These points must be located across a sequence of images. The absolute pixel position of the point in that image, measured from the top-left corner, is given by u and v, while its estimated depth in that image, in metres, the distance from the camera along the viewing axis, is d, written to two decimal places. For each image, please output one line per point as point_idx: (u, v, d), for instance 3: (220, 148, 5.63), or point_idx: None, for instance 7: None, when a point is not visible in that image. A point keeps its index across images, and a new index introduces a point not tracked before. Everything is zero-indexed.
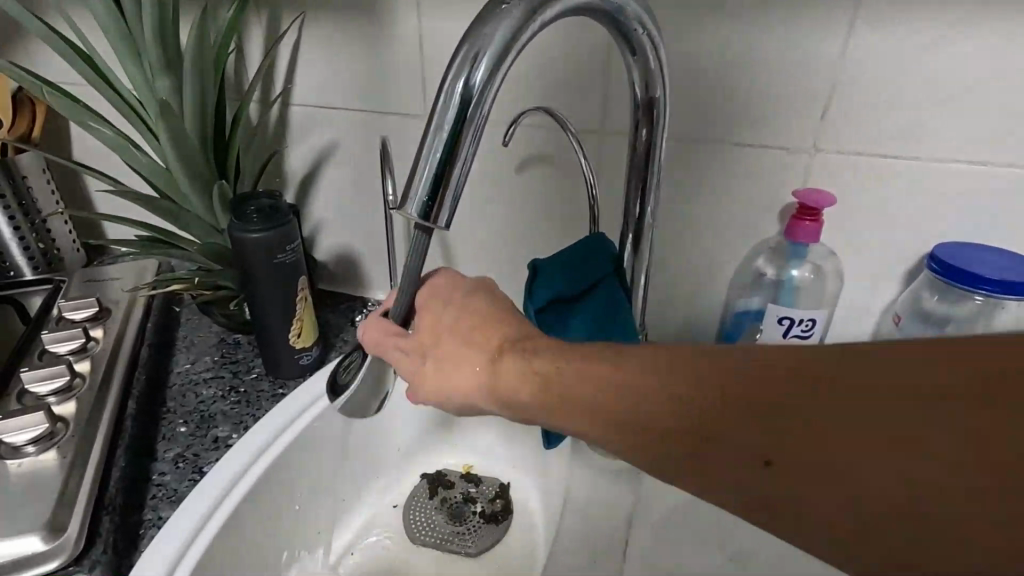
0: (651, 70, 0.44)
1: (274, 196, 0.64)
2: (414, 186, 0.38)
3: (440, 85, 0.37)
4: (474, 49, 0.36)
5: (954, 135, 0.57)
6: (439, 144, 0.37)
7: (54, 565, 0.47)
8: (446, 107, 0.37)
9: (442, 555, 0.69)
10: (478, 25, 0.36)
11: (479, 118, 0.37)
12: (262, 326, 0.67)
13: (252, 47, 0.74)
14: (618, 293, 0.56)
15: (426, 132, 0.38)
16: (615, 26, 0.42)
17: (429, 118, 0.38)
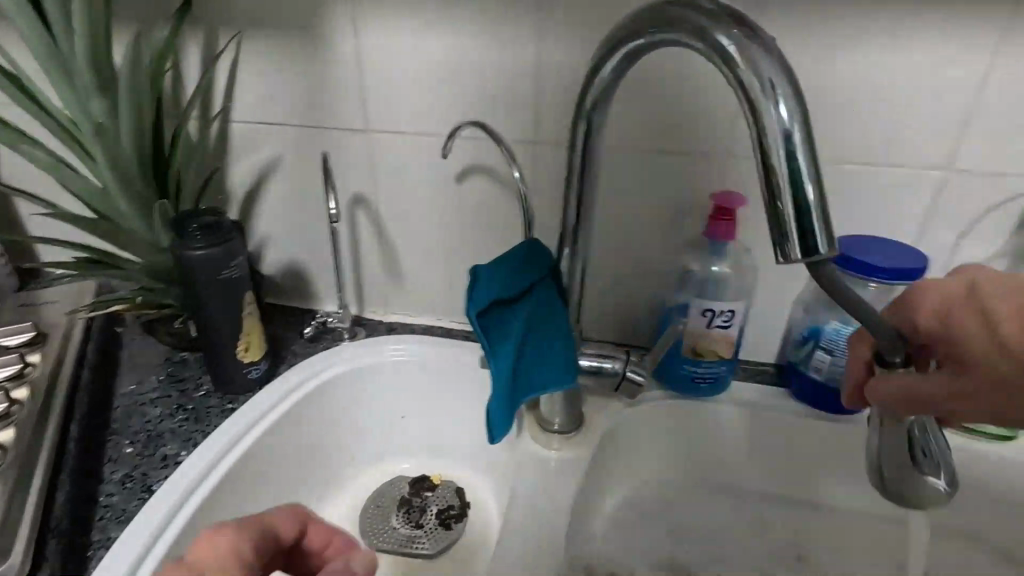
0: (603, 87, 0.46)
1: (217, 213, 0.65)
2: (819, 234, 0.36)
3: (762, 136, 0.37)
4: (775, 102, 0.36)
5: (854, 138, 0.61)
6: (815, 193, 0.36)
7: None
8: (789, 161, 0.36)
9: (399, 558, 0.71)
10: (768, 72, 0.36)
11: (800, 170, 0.36)
12: (208, 343, 0.67)
13: (189, 64, 0.75)
14: (553, 296, 0.59)
15: (778, 181, 0.37)
16: (608, 42, 0.44)
17: (765, 165, 0.37)
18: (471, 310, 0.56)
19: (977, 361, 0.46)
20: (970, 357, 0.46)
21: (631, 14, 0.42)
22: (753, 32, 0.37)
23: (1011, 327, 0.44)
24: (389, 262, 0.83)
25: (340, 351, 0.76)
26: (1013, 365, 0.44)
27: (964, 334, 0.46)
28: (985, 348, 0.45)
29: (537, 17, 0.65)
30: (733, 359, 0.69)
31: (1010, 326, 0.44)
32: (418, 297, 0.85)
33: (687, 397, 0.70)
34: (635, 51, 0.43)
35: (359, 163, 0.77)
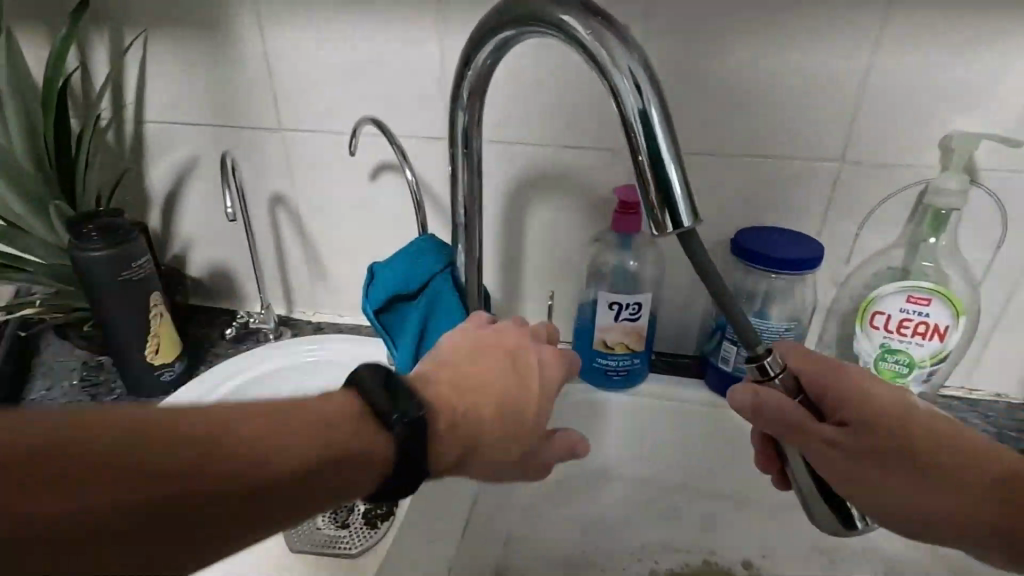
0: (477, 80, 0.46)
1: (116, 214, 0.64)
2: (682, 206, 0.37)
3: (623, 115, 0.37)
4: (629, 83, 0.36)
5: (751, 131, 0.62)
6: (676, 168, 0.37)
7: None
8: (649, 138, 0.36)
9: (321, 558, 0.71)
10: (619, 57, 0.37)
11: (661, 142, 0.36)
12: (113, 344, 0.67)
13: (96, 63, 0.74)
14: (447, 291, 0.57)
15: (639, 155, 0.37)
16: (476, 35, 0.44)
17: (629, 142, 0.37)
18: (366, 306, 0.58)
19: (905, 460, 0.46)
20: (895, 457, 0.46)
21: (494, 7, 0.42)
22: (608, 20, 0.37)
23: (956, 467, 0.45)
24: (314, 262, 0.83)
25: (259, 353, 0.75)
26: (916, 487, 0.45)
27: (912, 439, 0.46)
28: (915, 462, 0.45)
29: (437, 16, 0.65)
30: (645, 352, 0.69)
31: (946, 472, 0.45)
32: (343, 298, 0.85)
33: (601, 388, 0.71)
34: (505, 43, 0.43)
35: (274, 164, 0.77)
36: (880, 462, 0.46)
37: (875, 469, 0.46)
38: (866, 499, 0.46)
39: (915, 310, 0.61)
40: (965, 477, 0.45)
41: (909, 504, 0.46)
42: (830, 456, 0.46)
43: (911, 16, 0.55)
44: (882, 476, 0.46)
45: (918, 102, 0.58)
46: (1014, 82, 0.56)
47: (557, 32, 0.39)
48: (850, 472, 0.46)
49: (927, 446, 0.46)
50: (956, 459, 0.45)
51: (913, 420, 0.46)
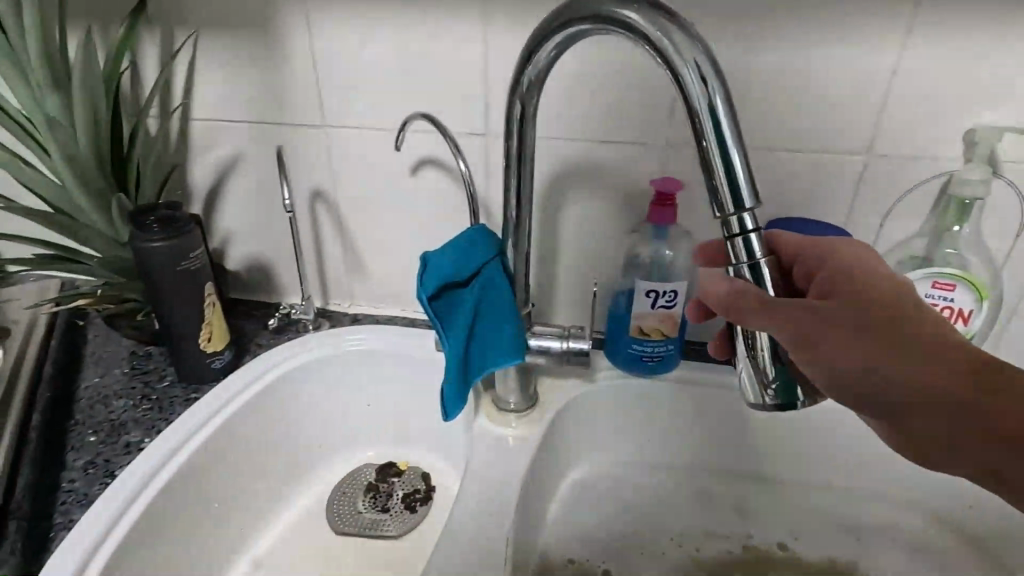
0: (536, 78, 0.49)
1: (175, 206, 0.67)
2: (744, 189, 0.41)
3: (690, 107, 0.40)
4: (695, 75, 0.40)
5: (783, 125, 0.65)
6: (738, 154, 0.40)
7: None
8: (714, 127, 0.40)
9: (365, 539, 0.73)
10: (687, 51, 0.39)
11: (727, 129, 0.40)
12: (169, 332, 0.69)
13: (146, 62, 0.76)
14: (499, 276, 0.61)
15: (705, 142, 0.40)
16: (540, 32, 0.46)
17: (695, 130, 0.41)
18: (421, 293, 0.59)
19: (898, 336, 0.43)
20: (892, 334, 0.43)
21: (560, 4, 0.44)
22: (674, 16, 0.40)
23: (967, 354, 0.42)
24: (352, 256, 0.86)
25: (304, 342, 0.77)
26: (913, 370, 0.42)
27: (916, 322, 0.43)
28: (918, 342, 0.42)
29: (481, 17, 0.68)
30: (678, 338, 0.72)
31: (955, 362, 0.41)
32: (380, 290, 0.88)
33: (634, 375, 0.73)
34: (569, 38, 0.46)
35: (317, 159, 0.79)
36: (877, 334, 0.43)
37: (870, 344, 0.43)
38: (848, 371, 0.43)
39: (940, 295, 0.64)
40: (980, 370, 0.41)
41: (890, 378, 0.42)
42: (824, 319, 0.43)
43: (938, 16, 0.58)
44: (874, 352, 0.43)
45: (943, 98, 0.61)
46: None
47: (624, 29, 0.41)
48: (842, 342, 0.43)
49: (909, 325, 0.43)
50: (965, 347, 0.42)
51: (915, 301, 0.44)
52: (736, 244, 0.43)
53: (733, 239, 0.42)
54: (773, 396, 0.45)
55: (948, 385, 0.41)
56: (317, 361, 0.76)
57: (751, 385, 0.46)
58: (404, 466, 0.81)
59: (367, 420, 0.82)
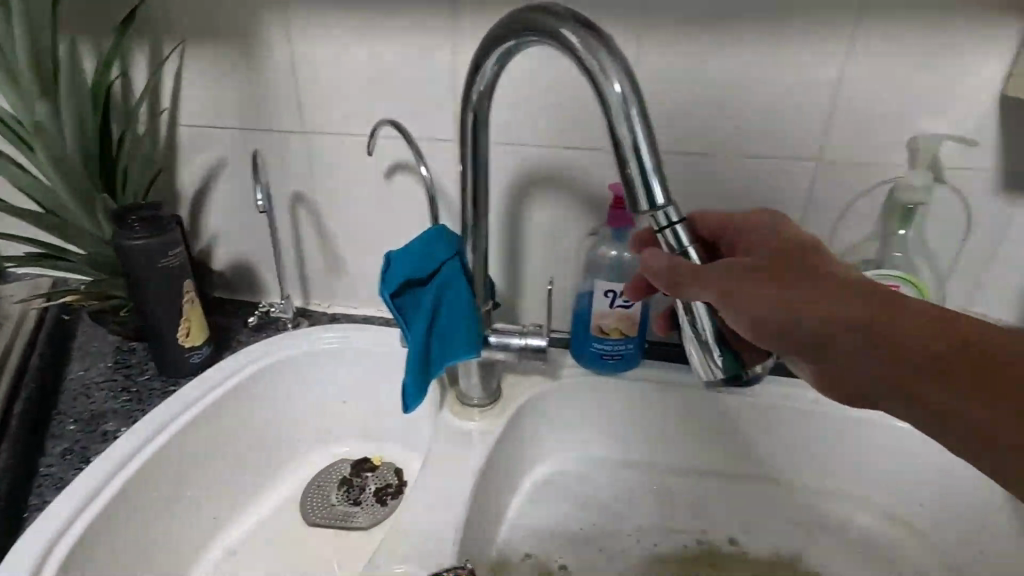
0: (484, 88, 0.52)
1: (156, 206, 0.70)
2: (658, 190, 0.43)
3: (607, 113, 0.43)
4: (616, 86, 0.42)
5: (737, 132, 0.68)
6: (653, 158, 0.43)
7: None
8: (631, 133, 0.42)
9: (335, 531, 0.75)
10: (607, 65, 0.42)
11: (640, 134, 0.42)
12: (149, 327, 0.72)
13: (136, 71, 0.80)
14: (459, 274, 0.63)
15: (622, 149, 0.43)
16: (482, 45, 0.50)
17: (615, 137, 0.43)
18: (384, 290, 0.62)
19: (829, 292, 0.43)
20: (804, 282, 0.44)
21: (497, 20, 0.48)
22: (595, 30, 0.43)
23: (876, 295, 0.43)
24: (331, 257, 0.89)
25: (279, 339, 0.80)
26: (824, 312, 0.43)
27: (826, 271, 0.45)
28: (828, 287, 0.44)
29: (449, 29, 0.71)
30: (639, 337, 0.74)
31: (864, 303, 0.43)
32: (358, 290, 0.91)
33: (597, 373, 0.76)
34: (509, 51, 0.49)
35: (297, 163, 0.83)
36: (789, 280, 0.44)
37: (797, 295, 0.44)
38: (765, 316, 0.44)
39: None
40: (891, 309, 0.42)
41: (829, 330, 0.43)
42: (737, 268, 0.45)
43: (879, 29, 0.61)
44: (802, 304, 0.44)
45: (887, 107, 0.64)
46: (973, 89, 0.61)
47: (553, 42, 0.44)
48: (755, 289, 0.44)
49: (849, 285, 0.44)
50: (872, 290, 0.43)
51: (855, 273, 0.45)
52: (666, 235, 0.45)
53: (661, 231, 0.45)
54: (722, 371, 0.46)
55: (860, 325, 0.42)
56: (292, 357, 0.79)
57: (703, 366, 0.47)
58: (378, 460, 0.83)
59: (341, 416, 0.84)
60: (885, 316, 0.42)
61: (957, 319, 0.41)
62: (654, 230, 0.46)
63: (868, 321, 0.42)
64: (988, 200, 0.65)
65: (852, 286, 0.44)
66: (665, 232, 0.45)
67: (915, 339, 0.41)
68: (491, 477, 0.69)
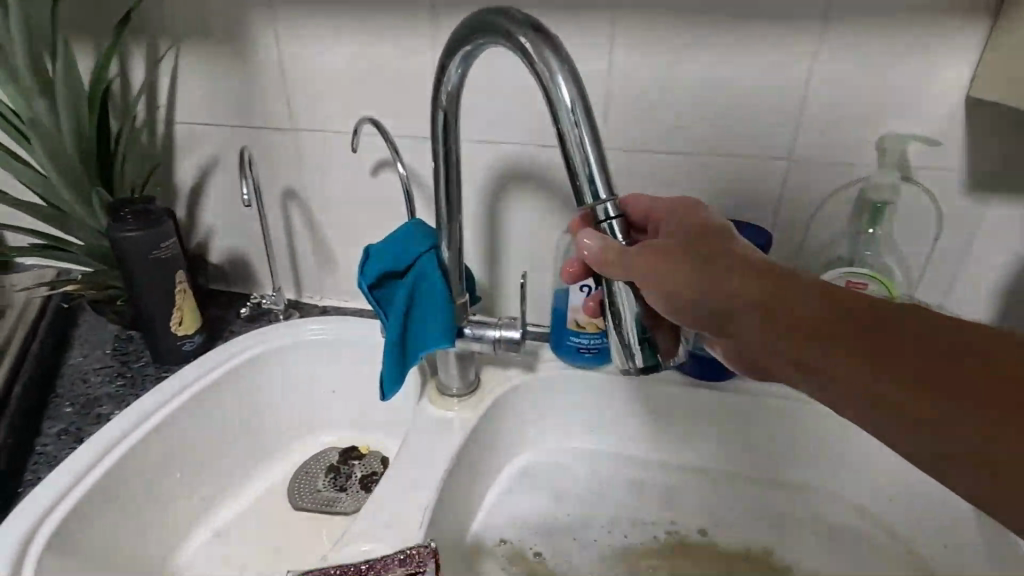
0: (452, 88, 0.54)
1: (149, 200, 0.73)
2: (600, 185, 0.47)
3: (557, 113, 0.45)
4: (564, 88, 0.45)
5: (709, 132, 0.69)
6: (596, 157, 0.46)
7: None
8: (577, 133, 0.45)
9: (320, 515, 0.78)
10: (555, 68, 0.44)
11: (585, 134, 0.45)
12: (143, 316, 0.75)
13: (134, 70, 0.84)
14: (434, 267, 0.65)
15: (568, 147, 0.46)
16: (448, 47, 0.52)
17: (561, 137, 0.46)
18: (361, 282, 0.65)
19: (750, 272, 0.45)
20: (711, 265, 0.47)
21: (461, 23, 0.50)
22: (547, 36, 0.45)
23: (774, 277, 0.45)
24: (322, 251, 0.92)
25: (268, 331, 0.82)
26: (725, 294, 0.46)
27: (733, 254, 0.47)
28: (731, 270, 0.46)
29: (430, 31, 0.73)
30: None
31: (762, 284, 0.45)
32: (347, 283, 0.93)
33: (574, 366, 0.78)
34: (472, 53, 0.52)
35: (287, 160, 0.86)
36: (696, 259, 0.47)
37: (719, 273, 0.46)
38: (673, 299, 0.47)
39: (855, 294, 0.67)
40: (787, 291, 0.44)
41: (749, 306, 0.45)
42: (649, 254, 0.48)
43: (846, 31, 0.62)
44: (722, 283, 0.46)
45: (854, 108, 0.65)
46: (939, 90, 0.62)
47: (509, 44, 0.46)
48: (671, 271, 0.47)
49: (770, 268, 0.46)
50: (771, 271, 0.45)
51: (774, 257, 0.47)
52: (611, 227, 0.48)
53: (605, 224, 0.48)
54: (636, 360, 0.51)
55: (767, 303, 0.45)
56: (281, 348, 0.82)
57: (620, 353, 0.51)
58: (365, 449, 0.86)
59: (329, 405, 0.87)
60: (791, 295, 0.44)
61: (848, 299, 0.44)
62: (597, 223, 0.49)
63: (765, 302, 0.45)
64: (958, 199, 0.66)
65: (755, 270, 0.46)
66: (605, 226, 0.49)
67: (806, 318, 0.43)
68: (467, 465, 0.71)
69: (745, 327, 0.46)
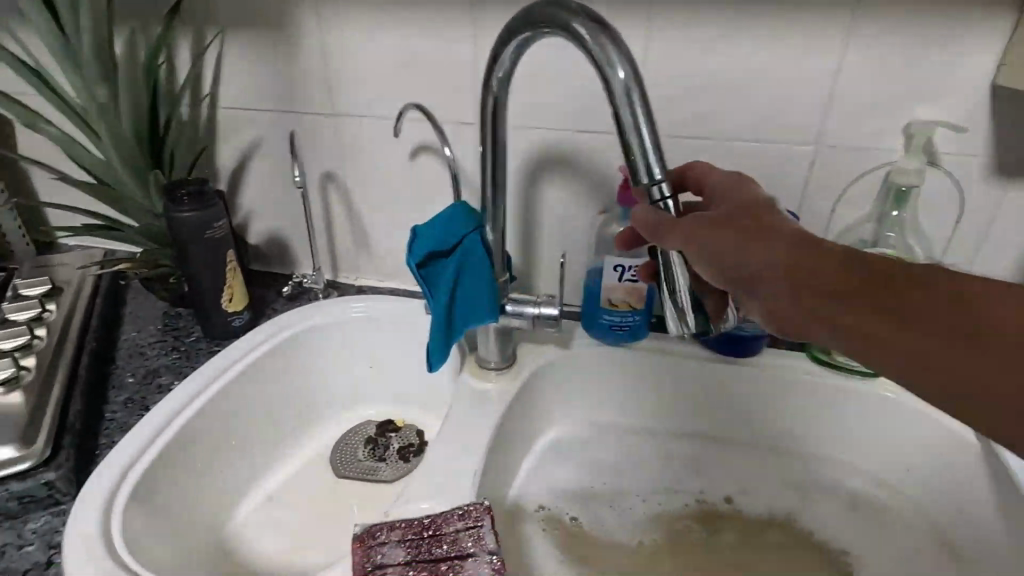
0: (504, 75, 0.57)
1: (202, 181, 0.76)
2: (654, 165, 0.49)
3: (614, 98, 0.48)
4: (620, 73, 0.47)
5: (740, 117, 0.72)
6: (651, 139, 0.49)
7: (25, 466, 0.55)
8: (633, 116, 0.48)
9: (362, 483, 0.83)
10: (613, 56, 0.47)
11: (641, 118, 0.48)
12: (196, 293, 0.79)
13: (180, 56, 0.87)
14: (479, 246, 0.69)
15: (624, 130, 0.48)
16: (502, 35, 0.55)
17: (617, 120, 0.49)
18: (411, 261, 0.68)
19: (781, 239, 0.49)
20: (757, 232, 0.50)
21: (516, 13, 0.53)
22: (605, 26, 0.47)
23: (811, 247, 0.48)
24: (358, 232, 0.95)
25: (312, 308, 0.87)
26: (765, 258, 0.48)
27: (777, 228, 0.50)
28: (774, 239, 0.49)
29: (471, 18, 0.76)
30: (645, 310, 0.79)
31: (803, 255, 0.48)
32: (383, 264, 0.97)
33: (606, 343, 0.81)
34: (526, 41, 0.54)
35: (327, 144, 0.89)
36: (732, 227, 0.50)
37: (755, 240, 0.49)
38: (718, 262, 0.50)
39: None
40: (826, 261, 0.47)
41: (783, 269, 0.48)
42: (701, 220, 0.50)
43: (877, 19, 0.64)
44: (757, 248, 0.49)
45: (883, 94, 0.67)
46: (967, 77, 0.65)
47: (568, 33, 0.49)
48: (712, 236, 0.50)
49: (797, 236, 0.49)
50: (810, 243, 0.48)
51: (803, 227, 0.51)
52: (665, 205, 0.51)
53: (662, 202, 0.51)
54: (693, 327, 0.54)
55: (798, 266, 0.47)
56: (323, 324, 0.85)
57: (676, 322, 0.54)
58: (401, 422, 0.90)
59: (367, 380, 0.90)
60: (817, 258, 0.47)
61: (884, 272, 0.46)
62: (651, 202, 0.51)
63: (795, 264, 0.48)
64: (980, 181, 0.68)
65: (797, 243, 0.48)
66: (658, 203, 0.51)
67: (840, 287, 0.46)
68: (506, 435, 0.75)
69: (781, 296, 0.48)
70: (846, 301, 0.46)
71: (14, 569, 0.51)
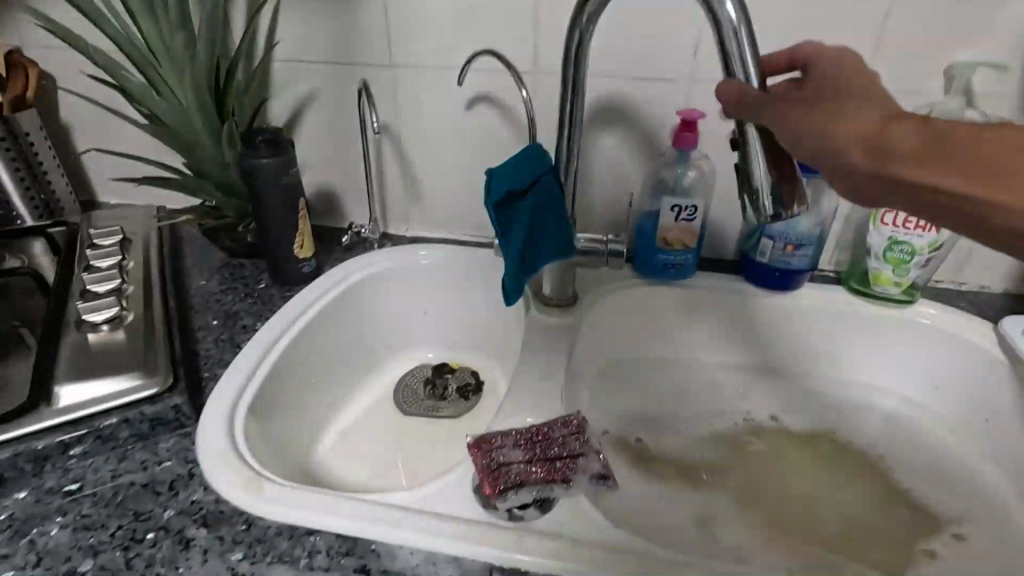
0: (591, 16, 0.61)
1: (275, 129, 0.79)
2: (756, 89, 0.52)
3: (720, 29, 0.51)
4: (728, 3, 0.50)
5: None
6: (753, 64, 0.52)
7: (153, 391, 0.59)
8: (738, 47, 0.51)
9: (428, 420, 0.87)
10: None
11: (743, 46, 0.51)
12: (270, 239, 0.83)
13: (236, 7, 0.87)
14: (554, 186, 0.73)
15: (728, 58, 0.52)
16: None
17: (722, 49, 0.52)
18: (489, 202, 0.72)
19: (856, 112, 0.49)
20: (852, 117, 0.49)
21: None
22: None
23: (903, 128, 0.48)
24: (410, 183, 0.98)
25: (372, 255, 0.90)
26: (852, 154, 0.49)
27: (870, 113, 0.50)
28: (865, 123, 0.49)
29: None
30: (696, 250, 0.84)
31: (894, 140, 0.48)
32: (433, 214, 1.00)
33: (659, 280, 0.86)
34: None
35: (383, 94, 0.91)
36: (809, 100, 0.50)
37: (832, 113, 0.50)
38: (805, 148, 0.51)
39: None
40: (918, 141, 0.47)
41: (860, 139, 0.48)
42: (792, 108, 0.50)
43: None
44: (831, 118, 0.49)
45: (928, 38, 0.72)
46: (1007, 20, 0.70)
47: None
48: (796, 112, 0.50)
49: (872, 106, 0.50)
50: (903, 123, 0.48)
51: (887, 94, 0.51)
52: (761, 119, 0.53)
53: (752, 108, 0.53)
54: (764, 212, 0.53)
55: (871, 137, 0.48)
56: (385, 269, 0.89)
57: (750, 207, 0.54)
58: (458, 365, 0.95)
59: (422, 325, 0.95)
60: (889, 127, 0.48)
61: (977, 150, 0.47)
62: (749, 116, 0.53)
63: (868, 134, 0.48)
64: (1012, 120, 0.74)
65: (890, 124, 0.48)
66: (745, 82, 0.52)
67: (912, 147, 0.47)
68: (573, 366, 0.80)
69: (858, 165, 0.49)
70: (919, 163, 0.47)
71: (162, 479, 0.55)
